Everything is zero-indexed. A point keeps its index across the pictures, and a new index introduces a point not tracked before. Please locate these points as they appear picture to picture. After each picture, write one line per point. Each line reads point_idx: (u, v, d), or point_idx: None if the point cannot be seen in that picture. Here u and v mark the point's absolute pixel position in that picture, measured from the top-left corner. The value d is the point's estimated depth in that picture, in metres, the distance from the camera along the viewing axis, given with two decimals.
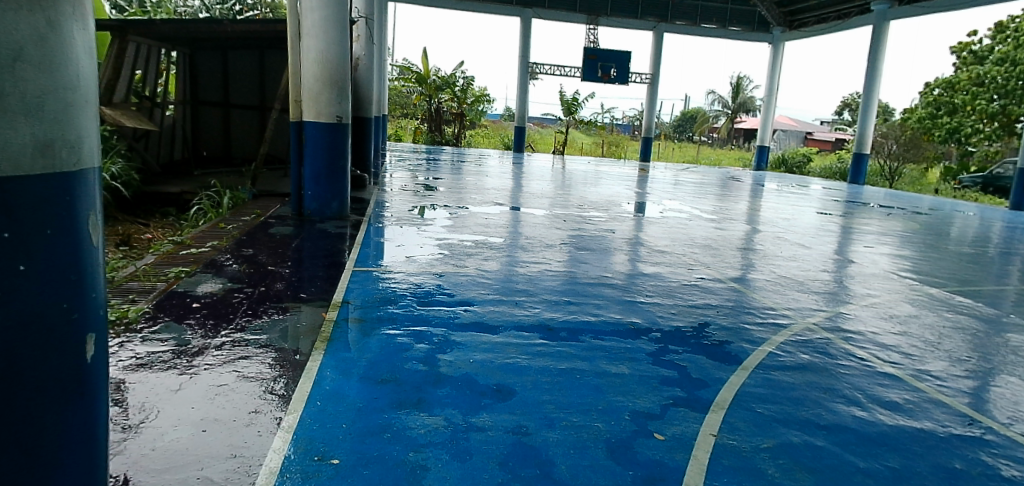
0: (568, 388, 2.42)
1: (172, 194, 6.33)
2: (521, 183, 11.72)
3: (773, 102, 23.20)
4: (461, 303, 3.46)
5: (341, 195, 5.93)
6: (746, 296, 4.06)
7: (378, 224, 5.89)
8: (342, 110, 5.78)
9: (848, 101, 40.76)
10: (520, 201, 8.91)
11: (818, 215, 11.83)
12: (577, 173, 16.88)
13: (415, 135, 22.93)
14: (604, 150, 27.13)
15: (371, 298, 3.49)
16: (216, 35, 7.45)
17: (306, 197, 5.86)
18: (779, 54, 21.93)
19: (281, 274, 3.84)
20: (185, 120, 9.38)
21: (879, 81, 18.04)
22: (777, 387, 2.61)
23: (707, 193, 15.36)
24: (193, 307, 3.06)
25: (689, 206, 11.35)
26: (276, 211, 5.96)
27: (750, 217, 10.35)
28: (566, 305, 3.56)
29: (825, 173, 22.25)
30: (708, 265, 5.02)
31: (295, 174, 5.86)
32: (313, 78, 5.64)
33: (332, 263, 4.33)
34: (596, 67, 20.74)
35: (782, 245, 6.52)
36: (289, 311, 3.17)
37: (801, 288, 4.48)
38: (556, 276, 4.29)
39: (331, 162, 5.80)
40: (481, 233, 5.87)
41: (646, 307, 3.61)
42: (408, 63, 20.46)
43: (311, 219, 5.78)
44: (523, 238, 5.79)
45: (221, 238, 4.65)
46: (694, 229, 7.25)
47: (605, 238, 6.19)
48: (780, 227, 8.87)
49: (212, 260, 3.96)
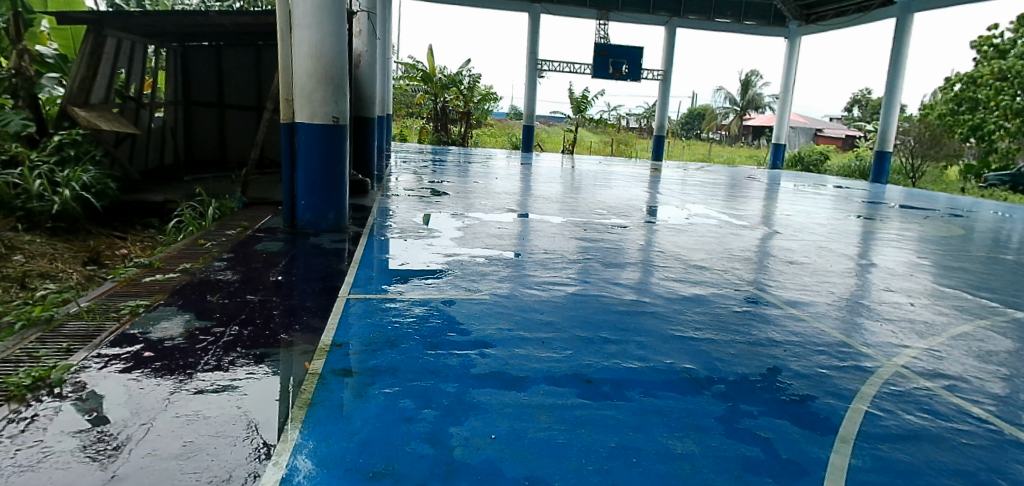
0: (623, 483, 1.81)
1: (155, 203, 5.78)
2: (533, 186, 11.12)
3: (789, 100, 22.44)
4: (478, 345, 2.85)
5: (338, 205, 5.33)
6: (811, 327, 3.44)
7: (380, 236, 5.29)
8: (339, 109, 5.18)
9: (860, 96, 39.92)
10: (533, 206, 8.31)
11: (844, 218, 11.17)
12: (588, 173, 16.28)
13: (420, 135, 22.39)
14: (613, 148, 26.52)
15: (367, 337, 2.88)
16: (206, 28, 6.87)
17: (299, 207, 5.25)
18: (796, 49, 21.23)
19: (261, 305, 3.21)
20: (178, 121, 8.85)
21: (903, 76, 17.33)
22: (894, 471, 2.00)
23: (726, 194, 14.71)
24: (144, 359, 2.47)
25: (709, 208, 10.70)
26: (267, 222, 5.36)
27: (777, 221, 9.70)
28: (602, 345, 2.93)
29: (842, 171, 21.48)
30: (755, 284, 4.39)
31: (287, 182, 5.26)
32: (305, 73, 5.01)
33: (327, 285, 3.72)
34: (607, 63, 20.06)
35: (827, 257, 5.87)
36: (265, 359, 2.55)
37: (869, 314, 3.85)
38: (585, 301, 3.67)
39: (328, 168, 5.20)
40: (494, 246, 5.25)
41: (701, 347, 2.99)
42: (413, 61, 19.86)
43: (305, 232, 5.17)
44: (541, 252, 5.17)
45: (199, 257, 4.05)
46: (725, 237, 6.63)
47: (632, 250, 5.57)
48: (811, 233, 8.22)
49: (181, 287, 3.37)
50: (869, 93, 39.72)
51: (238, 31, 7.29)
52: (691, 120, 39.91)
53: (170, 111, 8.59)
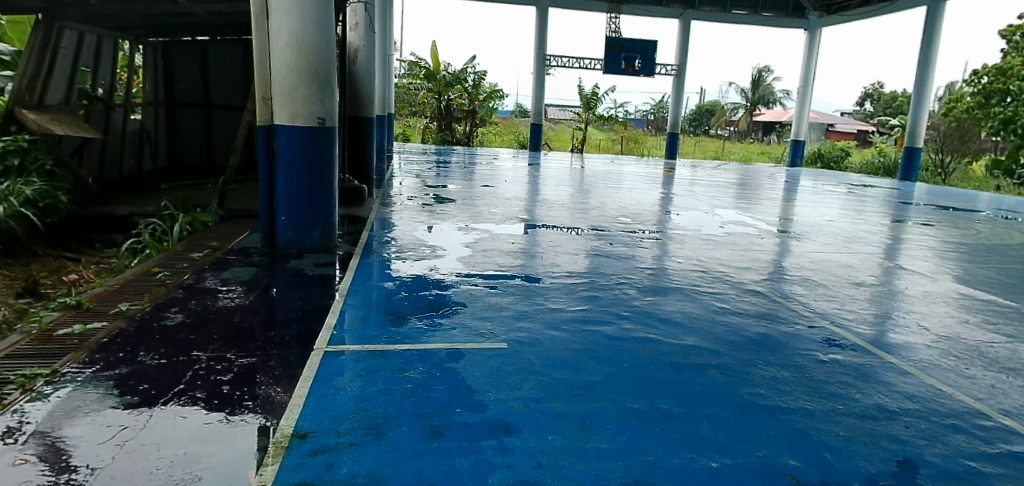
0: None
1: (118, 218, 5.13)
2: (543, 190, 10.37)
3: (808, 95, 21.56)
4: (497, 429, 2.08)
5: (325, 220, 4.55)
6: (928, 386, 2.63)
7: (375, 257, 4.52)
8: (325, 109, 4.41)
9: (872, 90, 38.96)
10: (548, 213, 7.54)
11: (880, 220, 10.34)
12: (599, 174, 15.48)
13: (424, 135, 21.62)
14: (623, 146, 25.68)
15: (345, 418, 2.10)
16: (180, 17, 6.16)
17: (279, 224, 4.47)
18: (815, 41, 20.40)
19: (208, 367, 2.45)
20: (158, 123, 8.23)
21: (934, 67, 16.60)
22: None
23: (746, 194, 13.88)
24: (12, 473, 1.74)
25: (735, 211, 9.89)
26: (244, 240, 4.61)
27: (811, 225, 8.91)
28: (664, 426, 2.16)
29: (865, 168, 20.62)
30: (831, 318, 3.57)
31: (264, 194, 4.49)
32: (286, 66, 4.23)
33: (304, 327, 2.95)
34: (619, 58, 19.25)
35: (892, 274, 5.07)
36: (191, 471, 1.78)
37: (987, 358, 3.04)
38: (630, 348, 2.88)
39: (312, 178, 4.44)
40: (508, 266, 4.47)
41: (796, 426, 2.21)
42: (416, 58, 19.09)
43: (286, 253, 4.40)
44: (563, 273, 4.39)
45: (147, 292, 3.30)
46: (768, 249, 5.84)
47: (668, 267, 4.79)
48: (855, 239, 7.42)
49: (108, 340, 2.64)
50: (881, 87, 38.76)
51: (218, 22, 6.58)
52: (699, 116, 38.92)
53: (147, 112, 7.94)
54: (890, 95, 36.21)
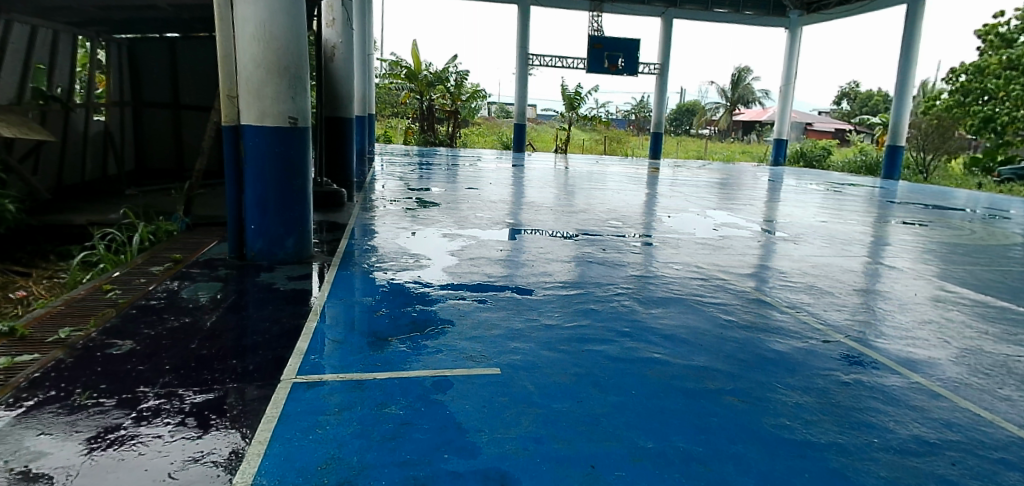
0: None
1: (75, 227, 4.74)
2: (529, 192, 10.10)
3: (791, 94, 21.60)
4: (494, 480, 1.78)
5: (298, 229, 4.20)
6: (965, 413, 2.39)
7: (354, 268, 4.19)
8: (297, 108, 4.08)
9: (849, 90, 39.40)
10: (535, 217, 7.27)
11: (868, 219, 10.23)
12: (583, 175, 15.25)
13: (405, 136, 21.21)
14: (606, 146, 25.51)
15: (313, 470, 1.78)
16: (143, 9, 5.76)
17: (248, 233, 4.11)
18: (796, 39, 20.44)
19: (156, 407, 2.10)
20: (125, 124, 7.82)
21: (915, 65, 16.74)
22: None
23: (733, 194, 13.74)
24: None
25: (724, 211, 9.70)
26: (211, 251, 4.24)
27: (801, 224, 8.75)
28: (684, 470, 1.88)
29: (847, 167, 20.70)
30: (845, 331, 3.33)
31: (231, 201, 4.13)
32: (253, 60, 3.89)
33: (271, 354, 2.61)
34: (603, 57, 19.05)
35: (895, 278, 4.88)
36: None
37: (1017, 376, 2.83)
38: (636, 372, 2.60)
39: (284, 183, 4.09)
40: (498, 276, 4.18)
41: (832, 466, 1.95)
42: (396, 57, 18.68)
43: (256, 265, 4.04)
44: (557, 282, 4.11)
45: (96, 313, 2.93)
46: (765, 252, 5.62)
47: (666, 274, 4.53)
48: (849, 239, 7.25)
49: (42, 375, 2.28)
50: (857, 86, 39.22)
51: (185, 15, 6.19)
52: (680, 116, 38.90)
53: (113, 112, 7.52)
54: (865, 94, 36.66)
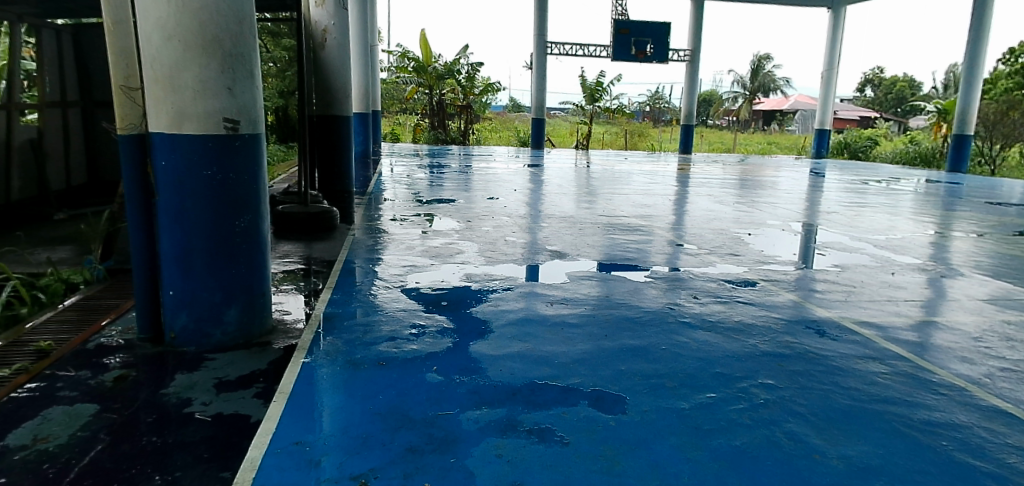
0: None
1: None
2: (557, 200, 8.61)
3: (833, 81, 19.79)
4: None
5: (246, 296, 2.73)
6: None
7: (332, 350, 2.69)
8: (238, 104, 2.59)
9: (872, 76, 37.50)
10: (576, 236, 5.76)
11: (960, 224, 8.60)
12: (608, 174, 13.72)
13: (415, 133, 19.73)
14: (627, 140, 23.92)
15: None
16: None
17: (167, 305, 2.65)
18: (839, 21, 18.76)
19: None
20: (71, 128, 6.50)
21: (984, 44, 15.04)
22: None
23: (781, 193, 12.14)
24: None
25: (792, 217, 8.09)
26: (120, 329, 2.80)
27: (891, 232, 7.16)
28: None
29: (895, 158, 18.98)
30: None
31: (141, 253, 2.67)
32: (163, 29, 2.43)
33: None
34: (629, 43, 17.43)
35: None
36: None
37: None
38: None
39: (218, 223, 2.61)
40: (558, 360, 2.66)
41: None
42: (403, 49, 17.24)
43: (179, 354, 2.58)
44: (654, 369, 2.58)
45: None
46: (909, 291, 4.04)
47: (805, 341, 2.98)
48: (978, 257, 5.66)
49: None
50: (881, 72, 37.31)
51: None
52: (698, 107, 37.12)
53: (52, 114, 6.17)
54: (890, 79, 34.79)
